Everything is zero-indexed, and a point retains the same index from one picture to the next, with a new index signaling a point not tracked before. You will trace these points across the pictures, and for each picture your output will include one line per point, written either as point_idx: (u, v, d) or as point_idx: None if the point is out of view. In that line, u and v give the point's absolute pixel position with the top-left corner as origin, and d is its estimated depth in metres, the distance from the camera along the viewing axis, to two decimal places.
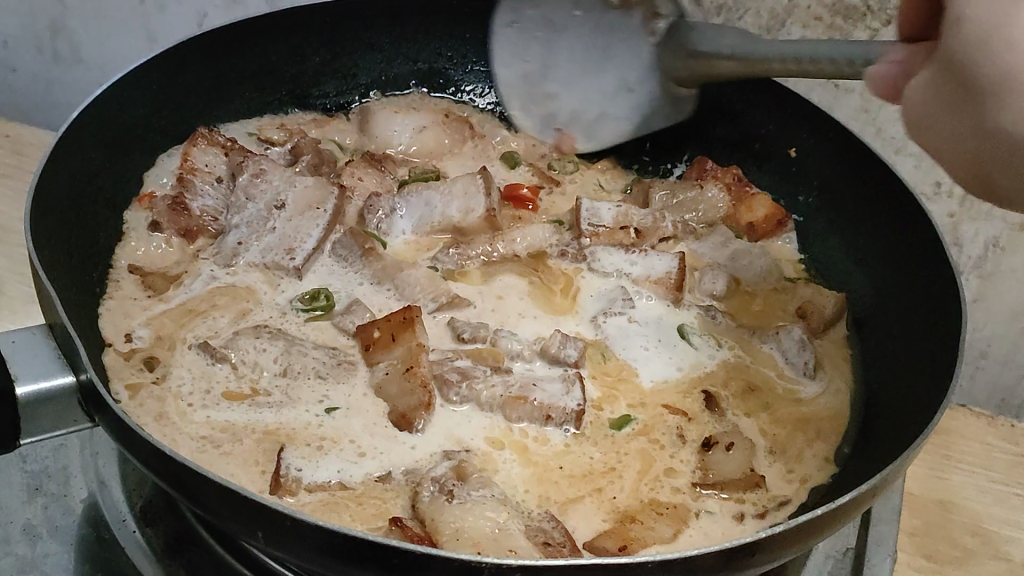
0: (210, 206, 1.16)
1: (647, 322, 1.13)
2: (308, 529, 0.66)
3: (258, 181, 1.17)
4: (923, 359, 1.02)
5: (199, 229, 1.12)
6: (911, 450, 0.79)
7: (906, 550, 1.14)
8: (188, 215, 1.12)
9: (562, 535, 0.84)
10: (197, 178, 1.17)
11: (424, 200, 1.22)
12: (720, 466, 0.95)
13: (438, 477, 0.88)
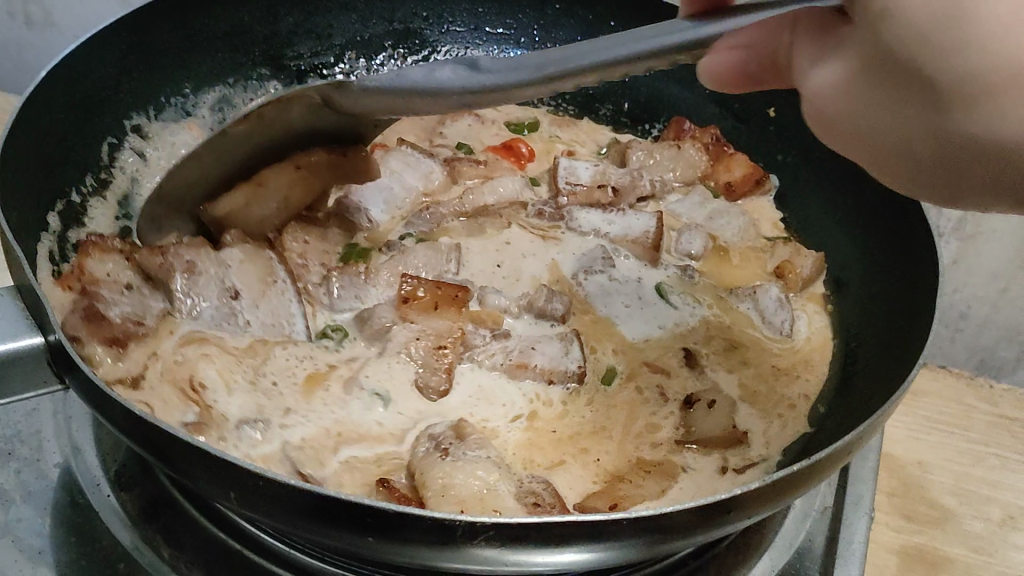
0: (129, 312, 0.93)
1: (626, 279, 1.14)
2: (279, 490, 0.65)
3: (194, 279, 0.99)
4: (900, 317, 1.01)
5: (126, 335, 0.91)
6: (887, 407, 0.79)
7: (885, 509, 1.14)
8: (112, 321, 0.90)
9: (551, 496, 0.84)
10: (107, 286, 0.94)
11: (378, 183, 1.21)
12: (701, 424, 0.96)
13: (437, 435, 0.90)
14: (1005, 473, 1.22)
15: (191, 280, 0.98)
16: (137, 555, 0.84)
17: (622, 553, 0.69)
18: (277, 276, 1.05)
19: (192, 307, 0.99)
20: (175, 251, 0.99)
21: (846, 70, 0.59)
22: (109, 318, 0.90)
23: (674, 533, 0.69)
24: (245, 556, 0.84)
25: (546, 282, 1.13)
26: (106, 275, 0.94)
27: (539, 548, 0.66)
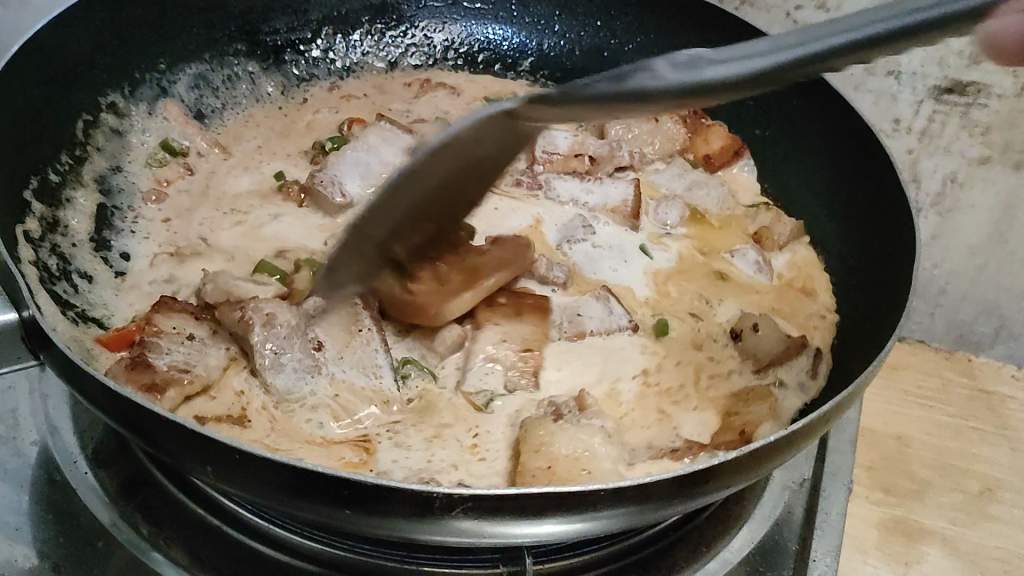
0: (187, 358, 0.89)
1: (610, 246, 1.15)
2: (259, 464, 0.65)
3: (270, 327, 0.91)
4: (879, 289, 1.02)
5: (167, 381, 0.86)
6: (864, 377, 0.79)
7: (864, 483, 1.14)
8: (157, 368, 0.87)
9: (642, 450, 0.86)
10: (175, 341, 0.91)
11: (355, 157, 1.19)
12: (761, 345, 1.00)
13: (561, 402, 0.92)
14: (982, 446, 1.23)
15: (270, 333, 0.90)
16: (115, 532, 0.83)
17: (602, 523, 0.69)
18: (363, 322, 0.94)
19: (273, 359, 0.90)
20: (254, 304, 0.93)
21: None
22: (151, 364, 0.87)
23: (654, 502, 0.69)
24: (224, 530, 0.84)
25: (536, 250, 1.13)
26: (178, 330, 0.93)
27: (516, 519, 0.66)
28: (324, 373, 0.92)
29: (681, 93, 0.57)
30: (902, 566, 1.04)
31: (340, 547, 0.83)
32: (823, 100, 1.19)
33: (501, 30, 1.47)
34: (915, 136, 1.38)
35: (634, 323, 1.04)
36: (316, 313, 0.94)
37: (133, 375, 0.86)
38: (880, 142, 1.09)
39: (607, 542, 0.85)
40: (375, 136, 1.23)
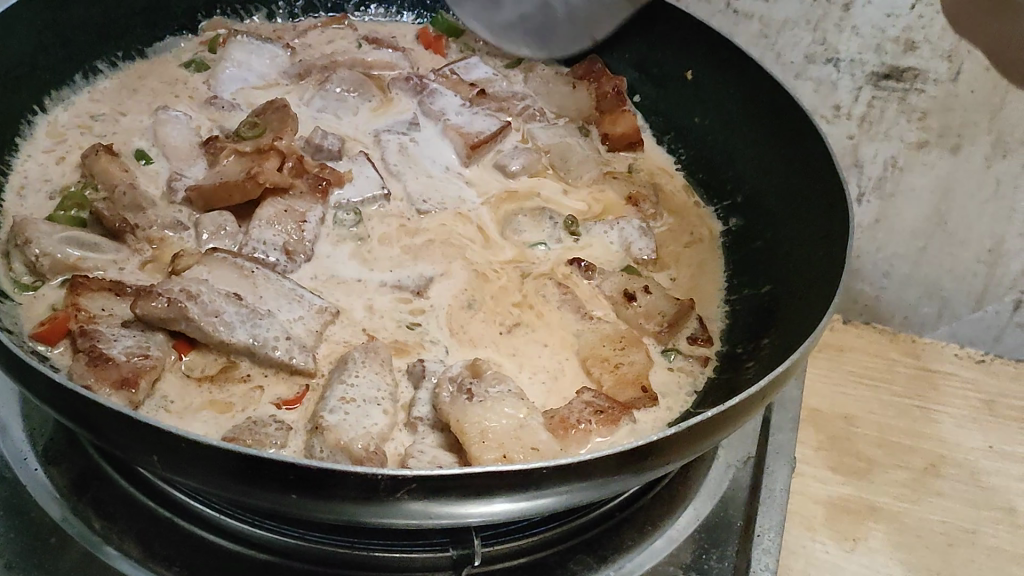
0: (132, 344, 0.89)
1: (422, 142, 1.26)
2: (206, 450, 0.66)
3: (199, 300, 0.91)
4: (808, 270, 1.04)
5: (137, 372, 0.86)
6: (800, 353, 0.81)
7: (812, 463, 1.17)
8: (117, 361, 0.86)
9: (580, 408, 0.89)
10: (107, 326, 0.92)
11: (231, 74, 1.30)
12: (653, 305, 1.04)
13: (456, 377, 0.90)
14: (925, 423, 1.26)
15: (199, 304, 0.90)
16: (66, 527, 0.84)
17: (545, 501, 0.71)
18: (249, 265, 0.99)
19: (221, 320, 0.91)
20: (166, 287, 0.91)
21: None
22: (111, 358, 0.86)
23: (597, 479, 0.71)
24: (176, 522, 0.85)
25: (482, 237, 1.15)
26: (101, 310, 0.93)
27: (461, 498, 0.67)
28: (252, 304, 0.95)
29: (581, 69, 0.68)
30: (848, 542, 1.07)
31: (292, 536, 0.84)
32: (762, 91, 1.21)
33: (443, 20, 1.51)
34: (855, 121, 1.41)
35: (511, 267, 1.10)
36: (206, 275, 0.97)
37: (97, 375, 0.84)
38: (815, 127, 1.11)
39: (556, 523, 0.87)
40: (237, 50, 1.32)
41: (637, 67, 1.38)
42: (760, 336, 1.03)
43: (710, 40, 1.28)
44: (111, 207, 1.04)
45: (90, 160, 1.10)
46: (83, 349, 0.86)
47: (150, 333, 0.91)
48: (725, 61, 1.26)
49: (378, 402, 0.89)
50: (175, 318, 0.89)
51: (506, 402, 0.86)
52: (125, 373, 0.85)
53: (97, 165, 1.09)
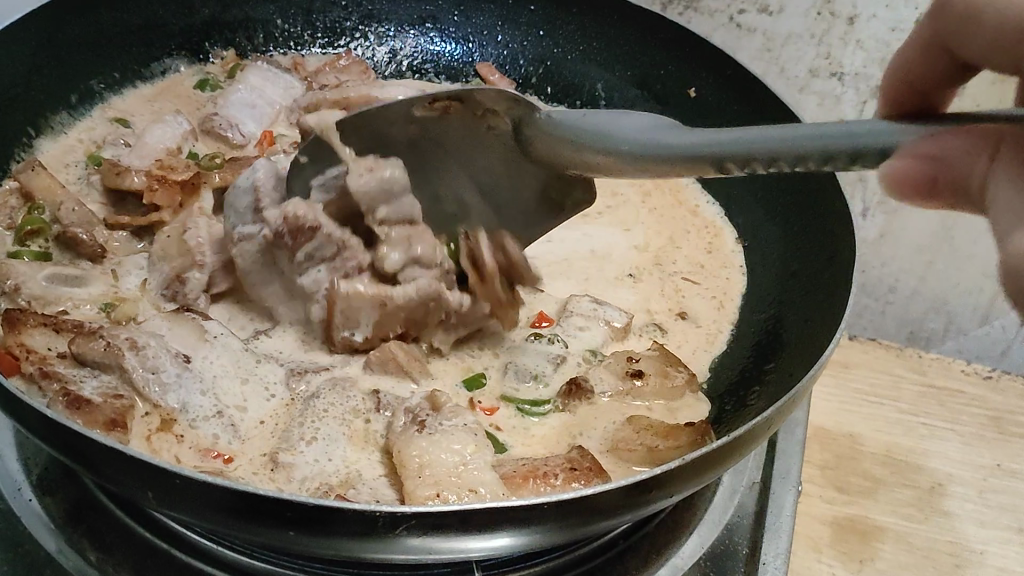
0: (100, 387, 0.88)
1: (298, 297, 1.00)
2: (199, 487, 0.65)
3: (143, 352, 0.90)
4: (817, 292, 1.02)
5: (121, 414, 0.85)
6: (807, 381, 0.79)
7: (818, 482, 1.15)
8: (97, 404, 0.84)
9: (577, 453, 0.86)
10: (59, 366, 0.90)
11: (240, 97, 1.31)
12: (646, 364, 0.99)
13: (412, 410, 0.89)
14: (932, 441, 1.24)
15: (139, 354, 0.90)
16: (62, 560, 0.82)
17: (546, 536, 0.69)
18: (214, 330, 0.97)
19: (158, 380, 0.89)
20: (112, 332, 0.92)
21: None
22: (88, 401, 0.84)
23: (599, 513, 0.69)
24: (173, 554, 0.83)
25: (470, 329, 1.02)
26: (46, 349, 0.92)
27: (462, 534, 0.66)
28: (197, 369, 0.92)
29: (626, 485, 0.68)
30: (855, 564, 1.05)
31: (291, 567, 0.83)
32: (765, 107, 1.20)
33: (446, 44, 1.45)
34: None
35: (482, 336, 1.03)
36: (165, 329, 0.96)
37: (85, 418, 0.83)
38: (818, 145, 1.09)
39: (559, 552, 0.86)
40: (254, 76, 1.34)
41: (638, 83, 1.36)
42: (763, 363, 1.02)
43: (712, 54, 1.27)
44: (85, 230, 1.06)
45: (28, 177, 1.09)
46: (58, 393, 0.85)
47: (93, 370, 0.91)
48: (728, 77, 1.25)
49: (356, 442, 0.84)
50: (110, 365, 0.90)
51: (455, 436, 0.84)
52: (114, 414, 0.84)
53: (40, 179, 1.09)
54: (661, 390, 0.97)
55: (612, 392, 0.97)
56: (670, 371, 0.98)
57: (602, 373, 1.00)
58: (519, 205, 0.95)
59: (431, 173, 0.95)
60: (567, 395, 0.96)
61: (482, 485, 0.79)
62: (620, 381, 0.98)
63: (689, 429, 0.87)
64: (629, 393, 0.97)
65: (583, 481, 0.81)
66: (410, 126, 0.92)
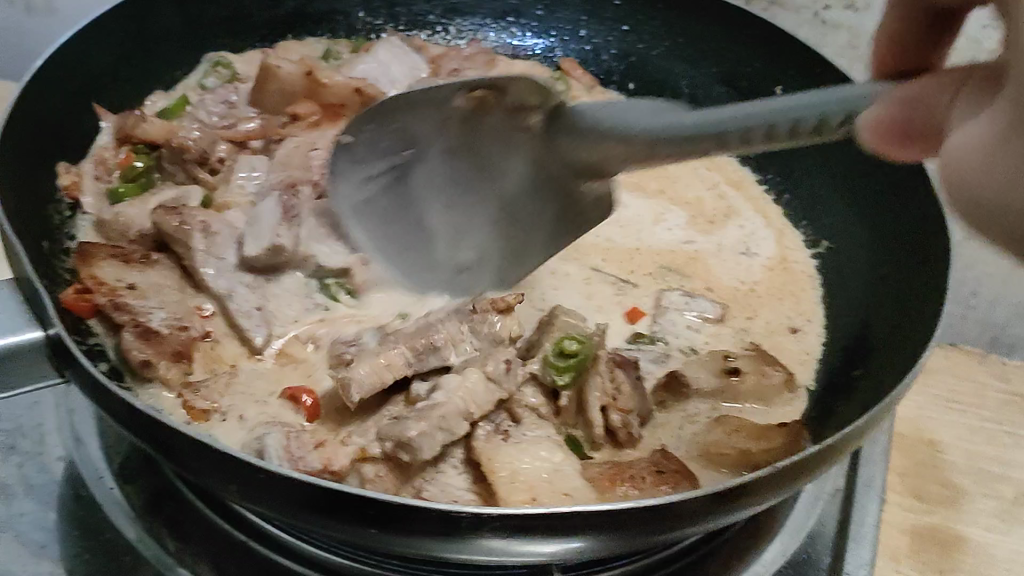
0: (166, 317, 0.93)
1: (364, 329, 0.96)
2: (283, 482, 0.64)
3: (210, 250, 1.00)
4: (908, 295, 1.00)
5: (184, 345, 0.92)
6: (902, 387, 0.77)
7: (896, 490, 1.11)
8: (165, 335, 0.91)
9: (664, 458, 0.84)
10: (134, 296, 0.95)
11: (367, 70, 1.29)
12: (743, 367, 0.96)
13: (493, 416, 0.87)
14: (1018, 451, 1.20)
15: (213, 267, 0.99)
16: (141, 548, 0.83)
17: (630, 541, 0.68)
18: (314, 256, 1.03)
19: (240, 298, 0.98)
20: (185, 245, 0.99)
21: (991, 129, 0.50)
22: (156, 332, 0.91)
23: (683, 521, 0.68)
24: (252, 547, 0.84)
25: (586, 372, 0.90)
26: (118, 279, 0.95)
27: (547, 537, 0.65)
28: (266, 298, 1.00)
29: (714, 491, 0.67)
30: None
31: (368, 563, 0.82)
32: None
33: (528, 38, 1.45)
34: None
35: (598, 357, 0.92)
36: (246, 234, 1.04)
37: (153, 350, 0.89)
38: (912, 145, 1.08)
39: (638, 556, 0.85)
40: (385, 52, 1.33)
41: (724, 81, 1.34)
42: (850, 368, 1.00)
43: (802, 51, 1.25)
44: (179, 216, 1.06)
45: (137, 128, 1.09)
46: (128, 324, 0.90)
47: (181, 308, 0.97)
48: (818, 74, 1.23)
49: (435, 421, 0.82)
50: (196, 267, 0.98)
51: (542, 444, 0.82)
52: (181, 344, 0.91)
53: (156, 130, 1.11)
54: (757, 389, 0.96)
55: (709, 390, 0.94)
56: (769, 372, 0.96)
57: (696, 369, 0.97)
58: (525, 227, 0.97)
59: (464, 199, 0.98)
60: (660, 392, 0.95)
61: (569, 489, 0.78)
62: (715, 378, 0.95)
63: (785, 432, 0.86)
64: (725, 392, 0.95)
65: (670, 484, 0.80)
66: (448, 121, 0.95)
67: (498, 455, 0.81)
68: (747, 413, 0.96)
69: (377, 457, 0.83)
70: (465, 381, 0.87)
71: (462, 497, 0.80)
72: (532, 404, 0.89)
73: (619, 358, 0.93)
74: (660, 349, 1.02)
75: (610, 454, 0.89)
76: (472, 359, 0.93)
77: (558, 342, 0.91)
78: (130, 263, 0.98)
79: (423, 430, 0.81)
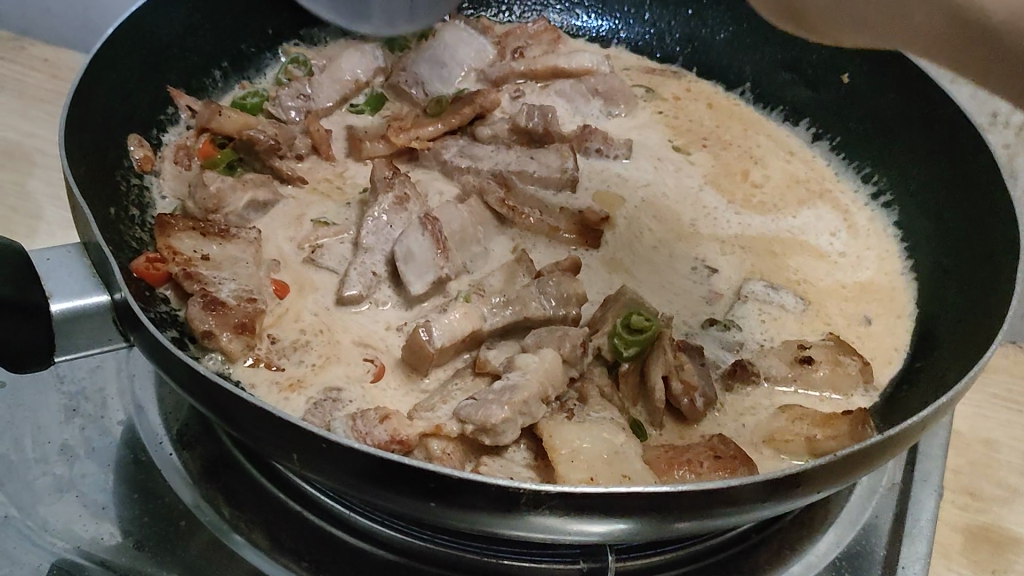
0: (236, 289, 0.94)
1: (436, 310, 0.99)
2: (343, 451, 0.65)
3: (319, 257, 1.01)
4: (977, 290, 0.98)
5: (251, 317, 0.91)
6: (968, 380, 0.76)
7: (950, 487, 1.08)
8: (231, 307, 0.91)
9: (729, 444, 0.83)
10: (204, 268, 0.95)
11: (430, 55, 1.30)
12: (819, 358, 0.95)
13: (561, 398, 0.88)
14: None
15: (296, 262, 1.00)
16: (197, 513, 0.84)
17: (685, 524, 0.68)
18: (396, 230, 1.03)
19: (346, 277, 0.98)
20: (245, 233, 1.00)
21: None
22: (223, 303, 0.91)
23: (742, 505, 0.68)
24: (306, 517, 0.84)
25: (656, 352, 0.89)
26: (193, 251, 0.97)
27: (605, 515, 0.65)
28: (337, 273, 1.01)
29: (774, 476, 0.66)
30: None
31: (419, 537, 0.82)
32: (925, 95, 1.17)
33: (591, 20, 1.47)
34: (1013, 131, 1.31)
35: (665, 333, 0.90)
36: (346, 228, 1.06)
37: (218, 321, 0.89)
38: (983, 139, 1.06)
39: (691, 541, 0.85)
40: (450, 33, 1.34)
41: (789, 67, 1.34)
42: (913, 360, 0.99)
43: None
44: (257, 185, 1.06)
45: (213, 121, 1.11)
46: (196, 295, 0.91)
47: (253, 281, 0.97)
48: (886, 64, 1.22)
49: (502, 395, 0.83)
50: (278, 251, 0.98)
51: (604, 425, 0.82)
52: (246, 317, 0.91)
53: (231, 123, 1.12)
54: (833, 378, 0.95)
55: (779, 378, 0.95)
56: (843, 360, 0.95)
57: (769, 357, 0.97)
58: None
59: None
60: (730, 377, 0.94)
61: (630, 472, 0.77)
62: (789, 366, 0.95)
63: (847, 417, 0.86)
64: (797, 380, 0.95)
65: (730, 470, 0.80)
66: None
67: (559, 433, 0.81)
68: (817, 400, 0.95)
69: (451, 433, 0.82)
70: (538, 363, 0.87)
71: (516, 474, 0.80)
72: (601, 384, 0.90)
73: (681, 343, 0.94)
74: (736, 336, 1.00)
75: (672, 435, 0.89)
76: (544, 338, 0.92)
77: (627, 316, 0.90)
78: (205, 236, 0.98)
79: (489, 407, 0.81)
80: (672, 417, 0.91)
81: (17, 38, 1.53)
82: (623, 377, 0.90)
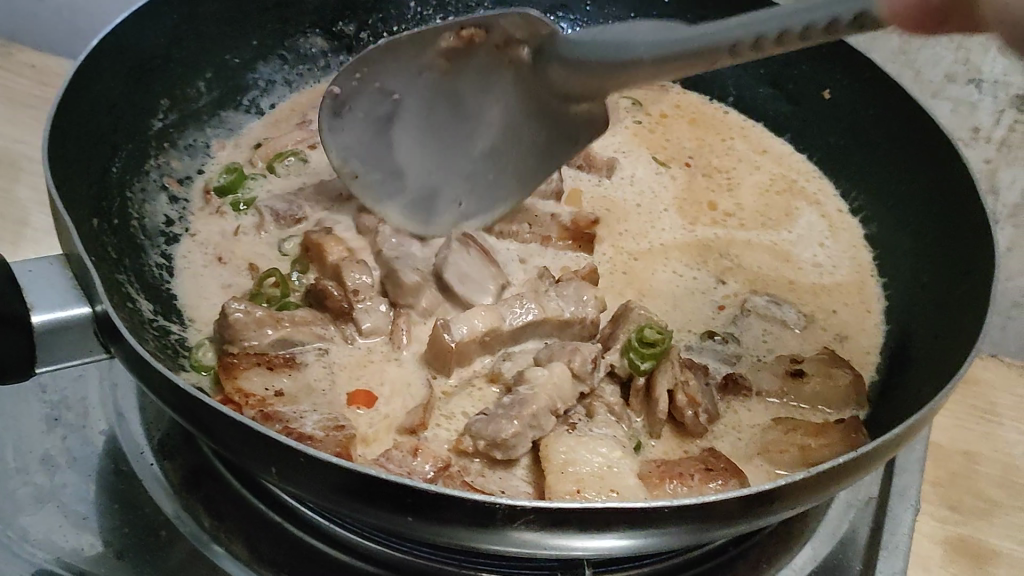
0: (321, 419, 0.86)
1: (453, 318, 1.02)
2: (322, 465, 0.65)
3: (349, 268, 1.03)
4: (954, 306, 0.99)
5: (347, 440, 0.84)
6: (941, 397, 0.76)
7: (929, 500, 1.08)
8: (320, 439, 0.82)
9: (721, 459, 0.83)
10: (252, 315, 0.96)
11: None
12: (818, 375, 0.96)
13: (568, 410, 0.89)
14: None
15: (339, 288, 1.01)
16: (177, 524, 0.84)
17: (661, 539, 0.69)
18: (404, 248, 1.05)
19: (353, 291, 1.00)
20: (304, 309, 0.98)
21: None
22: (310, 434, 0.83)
23: (719, 521, 0.68)
24: (285, 527, 0.85)
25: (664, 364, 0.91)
26: (264, 389, 0.90)
27: (581, 530, 0.65)
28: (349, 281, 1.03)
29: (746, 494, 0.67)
30: None
31: (399, 550, 0.82)
32: (904, 112, 1.18)
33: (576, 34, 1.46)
34: (994, 145, 1.32)
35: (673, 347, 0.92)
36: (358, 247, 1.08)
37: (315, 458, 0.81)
38: (960, 154, 1.07)
39: (668, 555, 0.85)
40: None
41: (772, 83, 1.35)
42: (890, 377, 1.00)
43: (848, 55, 1.24)
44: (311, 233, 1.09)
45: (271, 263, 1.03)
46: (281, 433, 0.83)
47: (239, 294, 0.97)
48: (865, 80, 1.22)
49: (511, 408, 0.84)
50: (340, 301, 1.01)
51: (582, 440, 0.83)
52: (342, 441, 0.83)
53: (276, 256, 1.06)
54: (825, 391, 0.95)
55: (770, 391, 0.96)
56: (839, 376, 0.96)
57: (762, 372, 0.98)
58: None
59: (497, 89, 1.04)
60: (722, 390, 0.95)
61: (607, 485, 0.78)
62: (782, 380, 0.97)
63: (840, 427, 0.87)
64: (790, 392, 0.96)
65: (719, 481, 0.80)
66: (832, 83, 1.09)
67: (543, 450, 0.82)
68: (812, 415, 0.96)
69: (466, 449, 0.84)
70: (547, 375, 0.88)
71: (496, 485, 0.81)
72: (610, 401, 0.91)
73: (689, 361, 0.95)
74: (733, 350, 1.02)
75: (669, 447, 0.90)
76: (557, 351, 0.93)
77: (639, 330, 0.92)
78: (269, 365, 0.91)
79: (501, 421, 0.83)
80: (675, 430, 0.92)
81: (3, 44, 1.52)
82: (633, 392, 0.91)
